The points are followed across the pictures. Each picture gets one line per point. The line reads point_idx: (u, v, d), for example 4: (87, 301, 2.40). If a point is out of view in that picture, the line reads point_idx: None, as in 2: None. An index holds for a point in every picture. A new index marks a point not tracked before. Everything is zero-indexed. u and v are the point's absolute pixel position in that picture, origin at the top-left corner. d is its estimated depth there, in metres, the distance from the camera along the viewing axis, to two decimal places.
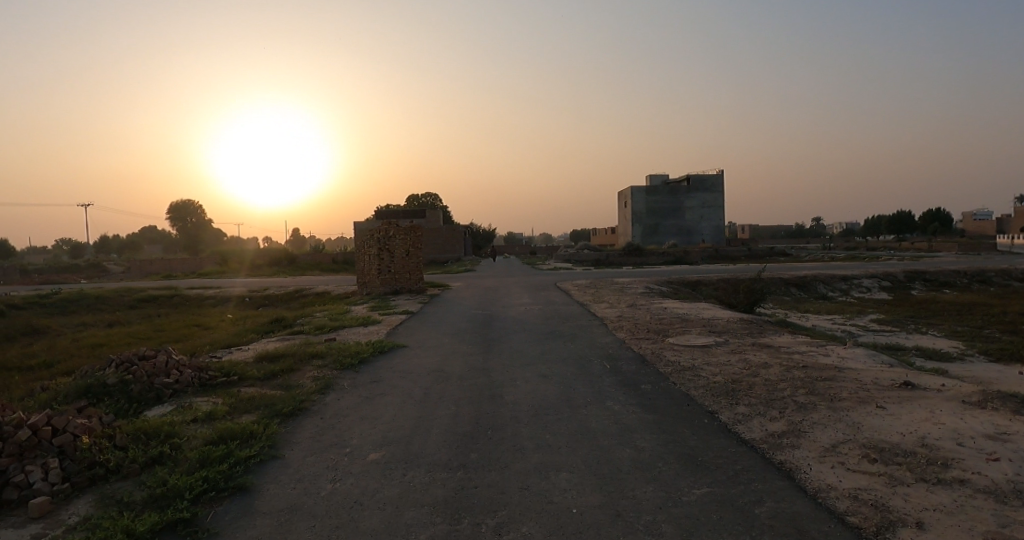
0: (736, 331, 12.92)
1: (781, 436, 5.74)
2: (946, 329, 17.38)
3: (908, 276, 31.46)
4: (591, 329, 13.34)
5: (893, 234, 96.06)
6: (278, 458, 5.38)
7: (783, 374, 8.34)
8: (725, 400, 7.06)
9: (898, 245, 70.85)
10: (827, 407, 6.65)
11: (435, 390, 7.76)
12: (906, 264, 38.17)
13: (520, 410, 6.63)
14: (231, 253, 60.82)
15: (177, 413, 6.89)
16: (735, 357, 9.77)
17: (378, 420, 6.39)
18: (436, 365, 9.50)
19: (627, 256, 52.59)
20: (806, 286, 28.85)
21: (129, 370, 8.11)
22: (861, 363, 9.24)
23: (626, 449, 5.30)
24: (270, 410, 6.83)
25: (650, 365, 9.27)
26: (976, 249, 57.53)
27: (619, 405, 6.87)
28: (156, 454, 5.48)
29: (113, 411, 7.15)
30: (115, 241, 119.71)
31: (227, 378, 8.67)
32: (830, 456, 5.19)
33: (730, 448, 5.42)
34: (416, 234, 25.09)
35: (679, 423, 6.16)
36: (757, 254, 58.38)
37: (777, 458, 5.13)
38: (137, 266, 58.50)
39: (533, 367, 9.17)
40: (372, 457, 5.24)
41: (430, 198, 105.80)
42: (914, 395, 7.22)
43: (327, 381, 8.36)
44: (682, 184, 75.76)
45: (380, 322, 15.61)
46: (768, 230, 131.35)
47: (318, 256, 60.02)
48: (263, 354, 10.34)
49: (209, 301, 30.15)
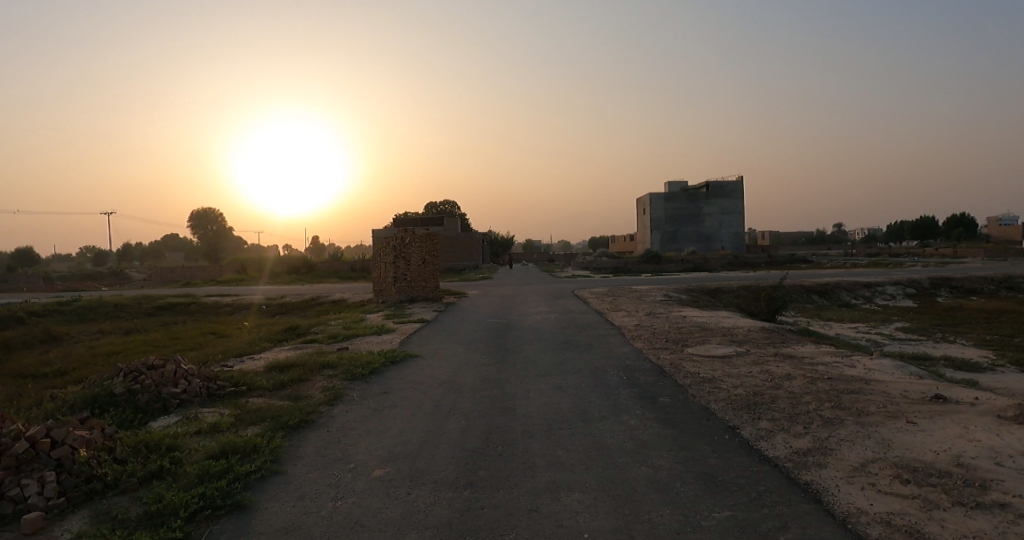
0: (757, 340, 12.56)
1: (806, 454, 5.44)
2: (977, 338, 16.77)
3: (934, 283, 30.61)
4: (607, 339, 13.08)
5: (917, 240, 93.90)
6: (278, 473, 5.24)
7: (807, 386, 8.00)
8: (746, 415, 6.77)
9: (922, 251, 69.18)
10: (855, 423, 6.32)
11: (445, 402, 7.58)
12: (932, 271, 37.13)
13: (532, 425, 6.40)
14: (250, 261, 61.55)
15: (181, 424, 6.81)
16: (757, 368, 9.43)
17: (385, 434, 6.23)
18: (448, 376, 9.33)
19: (644, 264, 52.07)
20: (829, 294, 28.19)
21: (137, 380, 8.08)
22: (889, 375, 8.86)
23: (642, 468, 5.06)
24: (276, 422, 6.71)
25: (668, 376, 9.00)
26: (1004, 254, 55.83)
27: (635, 419, 6.62)
28: (155, 469, 5.39)
29: (117, 422, 7.11)
30: (138, 249, 122.07)
31: (235, 388, 8.59)
32: (859, 477, 4.89)
33: (751, 467, 5.14)
34: (431, 242, 25.03)
35: (697, 439, 5.90)
36: (778, 262, 57.38)
37: (802, 479, 4.85)
38: (157, 274, 59.42)
39: (547, 378, 8.95)
40: (375, 474, 5.07)
41: (446, 206, 106.14)
42: (946, 409, 6.85)
43: (335, 392, 8.22)
44: (701, 190, 75.00)
45: (394, 330, 15.55)
46: (789, 236, 129.10)
47: (335, 264, 60.43)
48: (274, 364, 10.26)
49: (227, 308, 30.43)
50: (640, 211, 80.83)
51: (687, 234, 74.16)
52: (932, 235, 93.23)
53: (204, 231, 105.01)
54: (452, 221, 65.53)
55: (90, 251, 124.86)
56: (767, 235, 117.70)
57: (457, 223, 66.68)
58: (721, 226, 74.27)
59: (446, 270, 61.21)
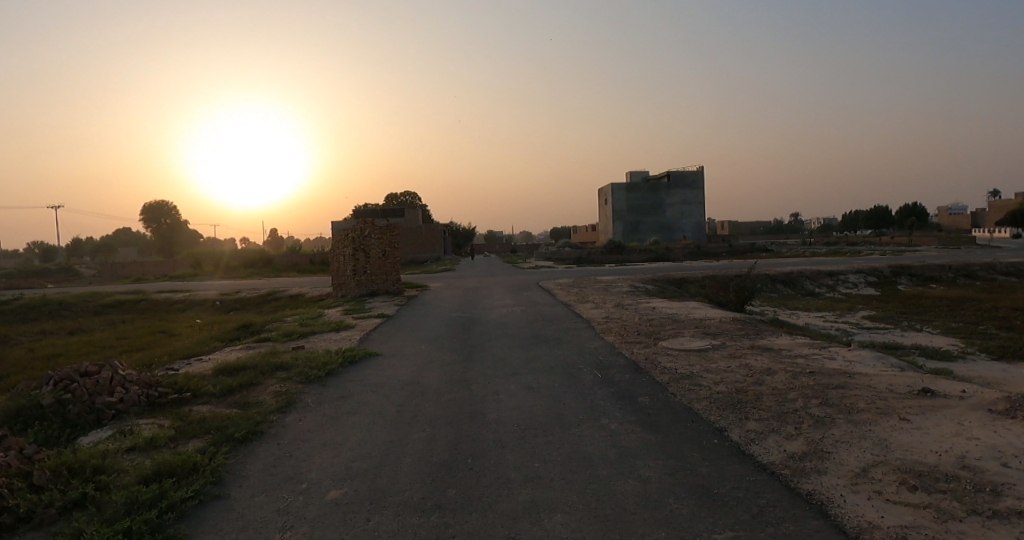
0: (731, 332, 12.28)
1: (803, 459, 5.04)
2: (940, 326, 17.00)
3: (895, 271, 31.29)
4: (578, 333, 12.65)
5: (872, 229, 97.09)
6: (221, 498, 4.46)
7: (790, 382, 7.67)
8: (732, 415, 6.37)
9: (880, 239, 70.94)
10: (847, 422, 5.98)
11: (409, 407, 6.98)
12: (891, 259, 38.00)
13: (504, 433, 5.87)
14: (204, 254, 58.99)
15: (112, 440, 5.91)
16: (735, 363, 9.07)
17: (343, 447, 5.59)
18: (412, 377, 8.71)
19: (609, 254, 52.11)
20: (794, 283, 28.52)
21: (68, 389, 7.12)
22: (870, 367, 8.64)
23: (629, 481, 4.56)
24: (221, 435, 5.95)
25: (645, 373, 8.56)
26: (957, 243, 57.68)
27: (615, 423, 6.16)
28: (76, 496, 4.41)
29: (38, 439, 6.16)
30: (88, 244, 116.65)
31: (179, 396, 7.72)
32: (864, 484, 4.51)
33: (746, 477, 4.70)
34: (392, 233, 24.17)
35: (685, 444, 5.46)
36: (740, 251, 58.22)
37: (804, 489, 4.43)
38: (107, 269, 56.85)
39: (518, 378, 8.45)
40: (330, 497, 4.41)
41: (407, 197, 104.20)
42: (936, 404, 6.58)
43: (289, 398, 7.49)
44: (664, 180, 75.54)
45: (353, 326, 14.82)
46: (749, 226, 131.87)
47: (294, 256, 58.68)
48: (222, 366, 9.44)
49: (179, 305, 29.00)
50: (602, 202, 81.16)
51: (650, 225, 74.85)
52: (885, 224, 96.48)
53: (158, 224, 100.52)
54: (414, 212, 64.48)
55: (36, 246, 119.12)
56: (727, 225, 119.97)
57: (420, 214, 65.77)
58: (684, 216, 74.98)
59: (409, 262, 60.17)
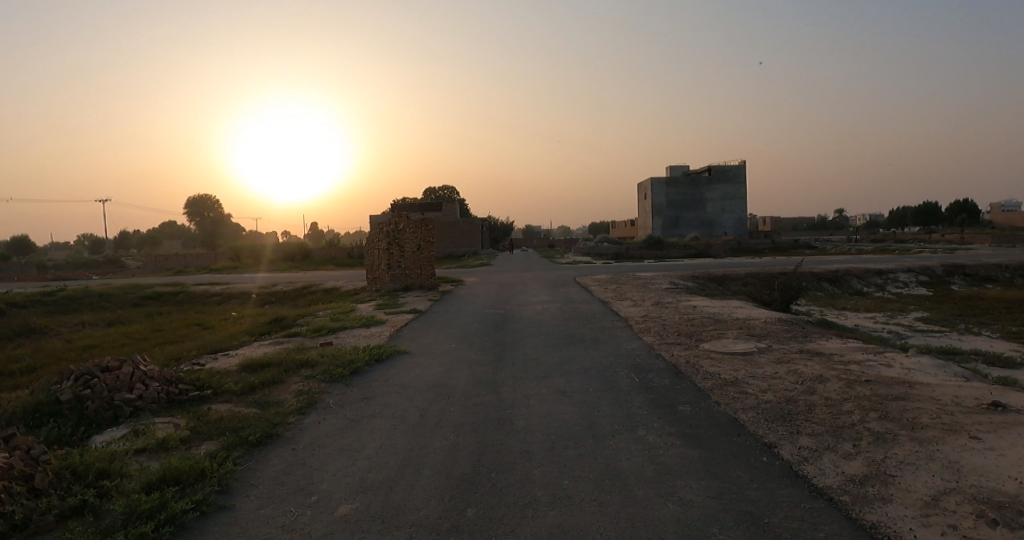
0: (776, 334, 11.60)
1: (863, 483, 4.50)
2: (1001, 329, 15.88)
3: (948, 270, 29.62)
4: (614, 333, 12.15)
5: (922, 226, 92.90)
6: (224, 509, 4.23)
7: (844, 391, 7.06)
8: (782, 428, 5.84)
9: (929, 237, 67.80)
10: (910, 440, 5.39)
11: (434, 412, 6.68)
12: (945, 258, 35.96)
13: (533, 444, 5.50)
14: (244, 248, 60.15)
15: (126, 440, 5.78)
16: (782, 368, 8.47)
17: (360, 456, 5.30)
18: (439, 379, 8.40)
19: (646, 250, 51.03)
20: (840, 281, 27.28)
21: (88, 384, 7.05)
22: (930, 375, 7.94)
23: (668, 506, 4.13)
24: (235, 437, 5.76)
25: (685, 379, 8.05)
26: (1012, 241, 54.56)
27: (654, 436, 5.71)
28: (76, 503, 4.24)
29: (51, 438, 6.07)
30: (136, 237, 120.87)
31: (200, 393, 7.59)
32: (935, 515, 3.97)
33: (801, 504, 4.20)
34: (427, 227, 23.98)
35: (730, 462, 4.99)
36: (782, 248, 56.23)
37: (867, 521, 3.92)
38: (151, 261, 58.62)
39: (549, 381, 8.06)
40: (339, 512, 4.12)
41: (445, 192, 104.85)
42: (1009, 420, 5.92)
43: (310, 398, 7.28)
44: (704, 174, 73.73)
45: (384, 321, 14.67)
46: (791, 222, 128.01)
47: (331, 251, 59.39)
48: (247, 362, 9.31)
49: (216, 298, 29.47)
50: (641, 196, 79.54)
51: (689, 220, 73.12)
52: (936, 222, 91.98)
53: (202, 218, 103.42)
54: (451, 208, 64.53)
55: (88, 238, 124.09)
56: (769, 221, 116.57)
57: (456, 209, 65.83)
58: (724, 212, 72.96)
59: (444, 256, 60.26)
